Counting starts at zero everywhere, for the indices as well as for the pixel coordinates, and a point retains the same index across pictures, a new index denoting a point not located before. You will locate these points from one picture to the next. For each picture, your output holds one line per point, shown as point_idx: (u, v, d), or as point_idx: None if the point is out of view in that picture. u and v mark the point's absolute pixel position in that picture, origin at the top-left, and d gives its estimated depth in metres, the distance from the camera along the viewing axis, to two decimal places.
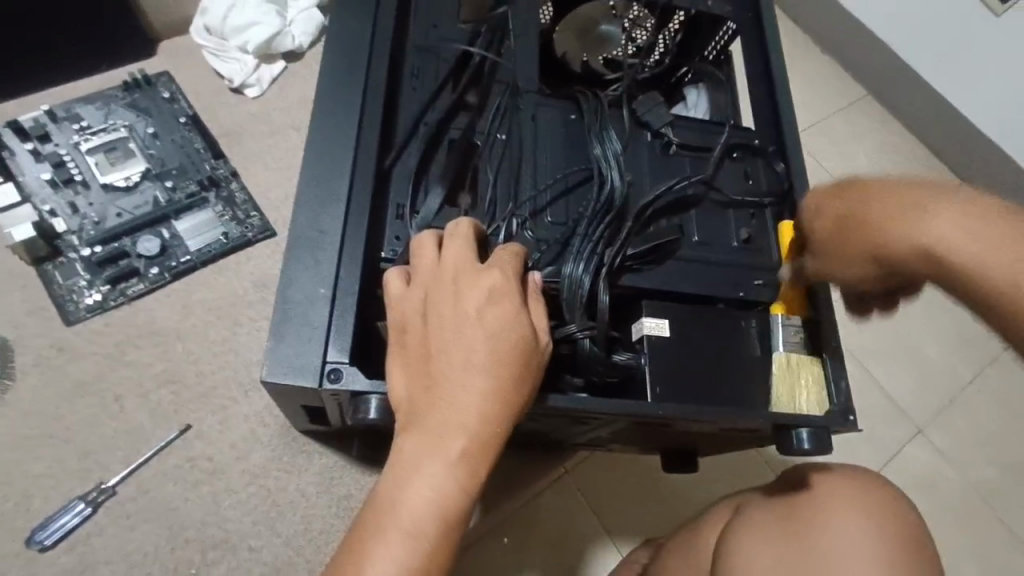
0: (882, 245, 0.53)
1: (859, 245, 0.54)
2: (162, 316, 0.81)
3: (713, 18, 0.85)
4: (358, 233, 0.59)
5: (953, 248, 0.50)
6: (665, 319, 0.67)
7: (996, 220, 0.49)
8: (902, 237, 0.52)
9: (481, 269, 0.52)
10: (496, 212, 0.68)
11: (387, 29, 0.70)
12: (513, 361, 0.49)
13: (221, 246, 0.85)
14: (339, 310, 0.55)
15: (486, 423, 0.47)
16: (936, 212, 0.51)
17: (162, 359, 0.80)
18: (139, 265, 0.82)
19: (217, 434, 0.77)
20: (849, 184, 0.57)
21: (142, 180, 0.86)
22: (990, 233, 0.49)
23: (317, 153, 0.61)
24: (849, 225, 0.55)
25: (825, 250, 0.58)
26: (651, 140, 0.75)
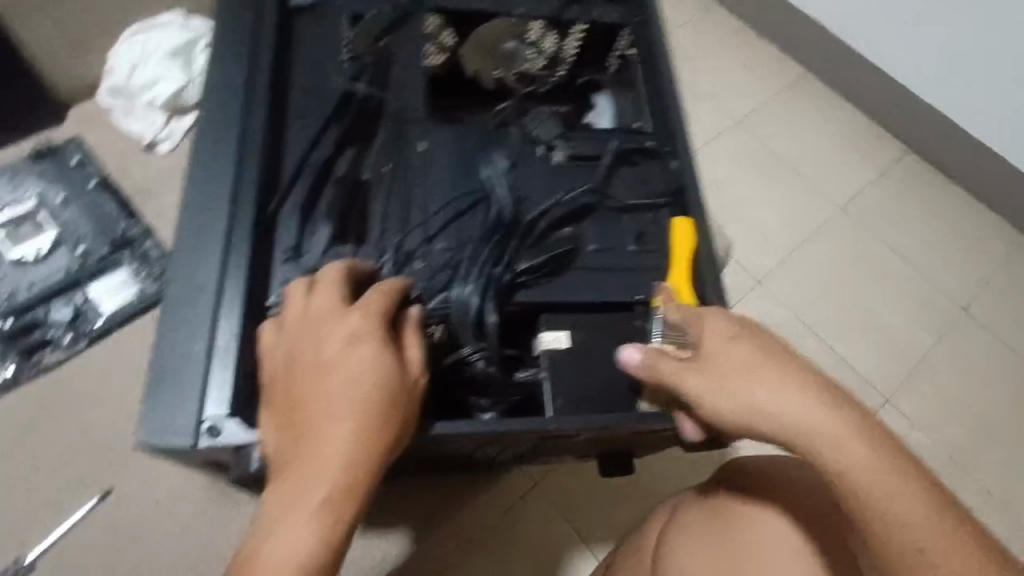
0: (784, 404, 0.47)
1: (736, 393, 0.49)
2: (79, 382, 0.82)
3: (608, 26, 0.84)
4: (235, 288, 0.59)
5: (856, 455, 0.45)
6: (563, 330, 0.68)
7: (879, 441, 0.45)
8: (808, 414, 0.46)
9: (343, 313, 0.53)
10: (386, 244, 0.67)
11: (265, 77, 0.70)
12: (374, 404, 0.50)
13: (138, 305, 0.86)
14: (216, 366, 0.56)
15: (350, 468, 0.48)
16: (831, 409, 0.46)
17: (80, 426, 0.79)
18: (54, 334, 0.83)
19: (139, 495, 0.77)
20: (745, 325, 0.53)
21: (53, 249, 0.87)
22: (871, 454, 0.44)
23: (193, 210, 0.62)
24: (758, 377, 0.48)
25: (700, 380, 0.51)
26: (543, 154, 0.75)
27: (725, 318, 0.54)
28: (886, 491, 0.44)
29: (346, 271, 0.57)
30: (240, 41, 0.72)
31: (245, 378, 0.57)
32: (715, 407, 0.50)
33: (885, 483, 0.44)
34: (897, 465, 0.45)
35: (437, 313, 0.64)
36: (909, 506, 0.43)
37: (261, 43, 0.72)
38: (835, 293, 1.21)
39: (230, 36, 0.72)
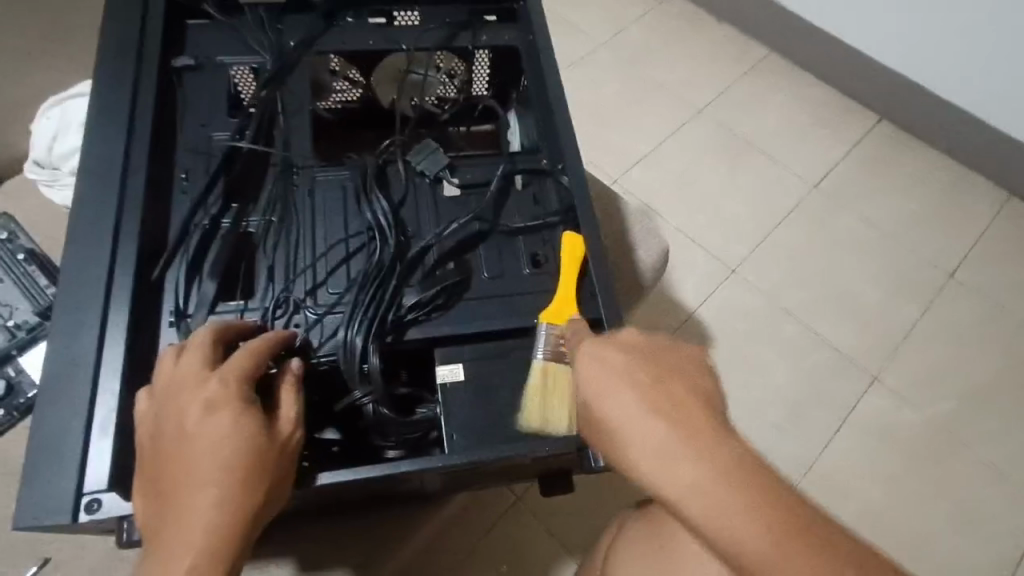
0: (640, 444, 0.49)
1: (616, 447, 0.51)
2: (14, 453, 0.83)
3: (509, 49, 0.91)
4: (115, 358, 0.60)
5: (708, 495, 0.46)
6: (458, 363, 0.67)
7: (740, 482, 0.46)
8: (660, 457, 0.48)
9: (203, 381, 0.54)
10: (273, 295, 0.68)
11: (143, 142, 0.71)
12: (236, 469, 0.50)
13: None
14: (95, 440, 0.56)
15: (210, 537, 0.48)
16: (681, 444, 0.48)
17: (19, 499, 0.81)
18: None
19: (71, 565, 0.77)
20: (622, 366, 0.53)
21: None
22: (732, 502, 0.45)
23: (70, 285, 0.63)
24: (621, 414, 0.51)
25: (592, 431, 0.53)
26: (431, 188, 0.76)
27: (601, 360, 0.54)
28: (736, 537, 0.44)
29: (212, 335, 0.58)
30: (118, 107, 0.72)
31: (126, 449, 0.58)
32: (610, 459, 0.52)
33: (735, 519, 0.44)
34: (765, 507, 0.44)
35: (324, 361, 0.65)
36: (761, 544, 0.43)
37: (138, 108, 0.73)
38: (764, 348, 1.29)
39: (107, 104, 0.73)
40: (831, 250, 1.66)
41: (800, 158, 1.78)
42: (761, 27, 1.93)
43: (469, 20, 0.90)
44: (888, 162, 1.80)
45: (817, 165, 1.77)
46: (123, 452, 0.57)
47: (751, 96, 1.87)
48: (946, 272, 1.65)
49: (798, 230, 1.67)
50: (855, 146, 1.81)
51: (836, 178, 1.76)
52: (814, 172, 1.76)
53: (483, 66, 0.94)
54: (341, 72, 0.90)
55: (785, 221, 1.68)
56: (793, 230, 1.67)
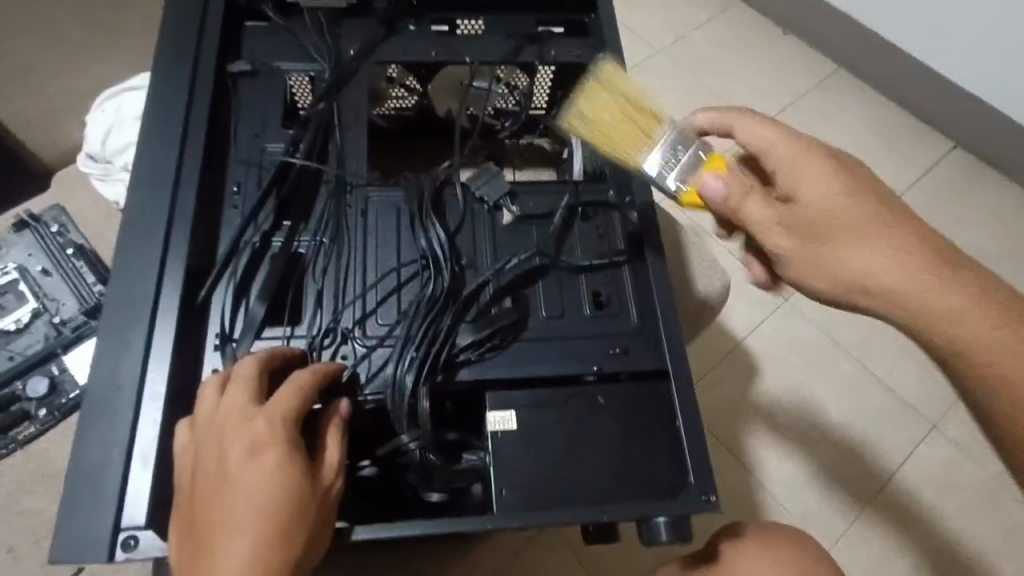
0: (867, 267, 0.57)
1: (844, 268, 0.58)
2: (55, 455, 0.83)
3: (575, 66, 0.85)
4: (158, 382, 0.58)
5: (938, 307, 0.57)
6: (511, 410, 0.63)
7: (931, 279, 0.57)
8: (888, 271, 0.57)
9: (250, 418, 0.50)
10: (321, 324, 0.65)
11: (196, 152, 0.69)
12: (275, 521, 0.47)
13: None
14: (134, 471, 0.54)
15: None
16: (901, 249, 0.57)
17: (56, 503, 0.81)
18: (30, 408, 0.84)
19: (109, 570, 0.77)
20: (829, 180, 0.58)
21: (32, 320, 0.89)
22: (963, 304, 0.57)
23: (115, 302, 0.60)
24: (839, 235, 0.57)
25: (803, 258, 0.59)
26: (490, 215, 0.71)
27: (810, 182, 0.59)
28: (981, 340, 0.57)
29: (260, 365, 0.55)
30: (173, 113, 0.70)
31: (166, 480, 0.56)
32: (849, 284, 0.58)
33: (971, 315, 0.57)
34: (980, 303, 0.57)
35: (371, 400, 0.61)
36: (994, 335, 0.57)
37: (193, 115, 0.71)
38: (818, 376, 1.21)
39: (161, 109, 0.70)
40: None
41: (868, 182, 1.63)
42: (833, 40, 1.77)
43: (536, 33, 0.85)
44: (968, 194, 1.63)
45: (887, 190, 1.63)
46: (161, 485, 0.55)
47: (820, 111, 1.71)
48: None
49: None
50: (928, 175, 1.64)
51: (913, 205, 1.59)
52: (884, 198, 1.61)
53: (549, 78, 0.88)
54: (398, 80, 0.87)
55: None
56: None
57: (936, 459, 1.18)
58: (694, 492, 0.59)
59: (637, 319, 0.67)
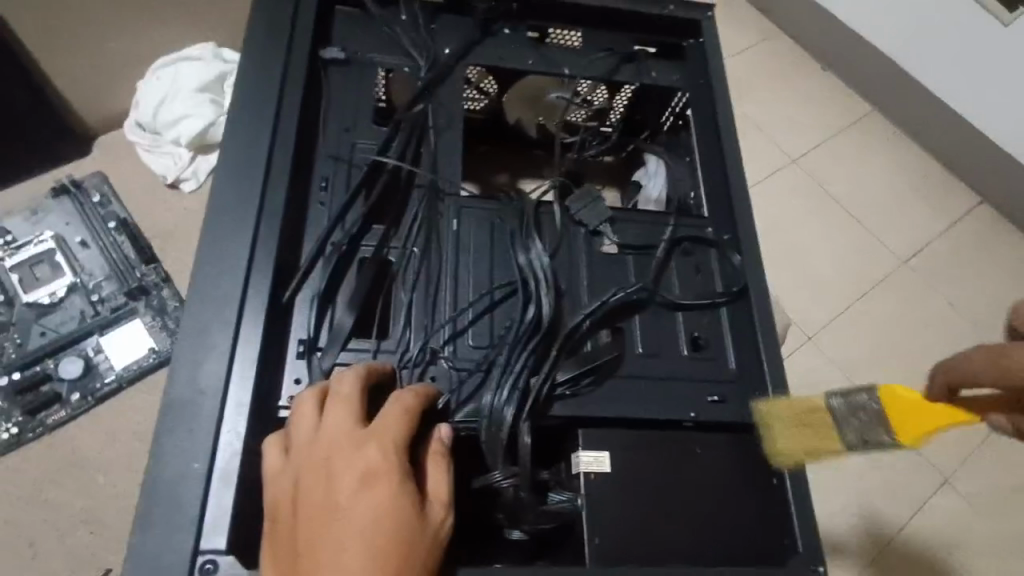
0: None
1: None
2: (84, 444, 0.83)
3: (661, 89, 0.82)
4: (243, 392, 0.53)
5: None
6: (605, 451, 0.61)
7: None
8: None
9: (359, 443, 0.48)
10: (410, 340, 0.61)
11: (287, 142, 0.64)
12: (388, 556, 0.44)
13: (151, 364, 0.86)
14: (217, 486, 0.50)
15: None
16: None
17: (82, 497, 0.80)
18: (63, 389, 0.84)
19: None
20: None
21: (67, 294, 0.88)
22: None
23: (199, 298, 0.56)
24: None
25: None
26: (588, 238, 0.69)
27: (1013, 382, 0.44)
28: None
29: (362, 385, 0.52)
30: (264, 96, 0.65)
31: (248, 495, 0.52)
32: None
33: None
34: None
35: (463, 428, 0.58)
36: None
37: (285, 101, 0.66)
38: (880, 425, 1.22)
39: (253, 91, 0.65)
40: (925, 336, 1.42)
41: (894, 227, 1.53)
42: (869, 82, 1.64)
43: (634, 51, 0.82)
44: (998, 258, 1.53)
45: (915, 236, 1.53)
46: (242, 501, 0.51)
47: (852, 153, 1.60)
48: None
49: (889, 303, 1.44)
50: (953, 227, 1.55)
51: (934, 252, 1.51)
52: (910, 243, 1.52)
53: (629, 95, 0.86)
54: (476, 83, 0.87)
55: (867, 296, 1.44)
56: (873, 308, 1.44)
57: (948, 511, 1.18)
58: (801, 561, 0.59)
59: (736, 366, 0.66)
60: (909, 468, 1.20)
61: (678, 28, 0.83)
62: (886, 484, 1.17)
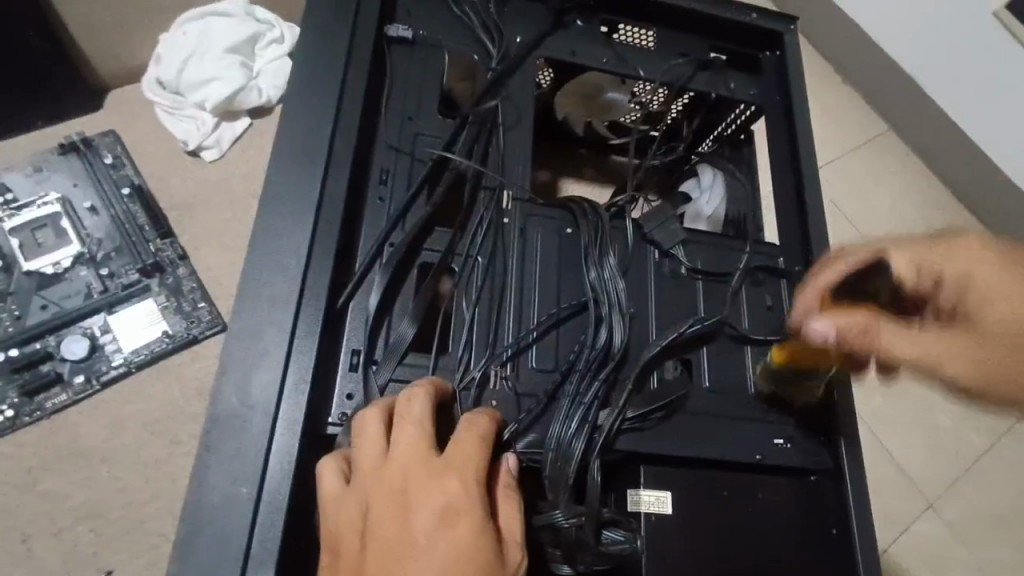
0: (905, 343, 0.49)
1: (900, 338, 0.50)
2: (87, 433, 0.81)
3: (733, 102, 0.78)
4: (297, 411, 0.48)
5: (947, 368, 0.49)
6: (667, 491, 0.57)
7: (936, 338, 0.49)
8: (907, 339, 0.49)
9: (438, 475, 0.43)
10: (471, 358, 0.56)
11: (350, 131, 0.58)
12: None
13: (163, 349, 0.84)
14: (265, 514, 0.45)
15: None
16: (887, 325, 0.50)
17: (82, 490, 0.79)
18: (64, 370, 0.83)
19: None
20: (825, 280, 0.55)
21: (73, 265, 0.86)
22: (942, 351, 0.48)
23: (251, 299, 0.51)
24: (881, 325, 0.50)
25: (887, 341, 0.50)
26: (659, 261, 0.65)
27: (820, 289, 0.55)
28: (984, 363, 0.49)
29: (434, 406, 0.47)
30: (326, 77, 0.59)
31: (295, 525, 0.47)
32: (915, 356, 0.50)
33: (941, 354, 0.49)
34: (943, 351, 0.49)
35: (526, 460, 0.54)
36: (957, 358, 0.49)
37: (349, 84, 0.60)
38: (915, 430, 1.19)
39: (313, 70, 0.60)
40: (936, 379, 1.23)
41: None
42: (879, 84, 1.34)
43: (711, 59, 0.77)
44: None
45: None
46: (291, 531, 0.47)
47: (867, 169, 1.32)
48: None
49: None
50: None
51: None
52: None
53: (686, 102, 0.82)
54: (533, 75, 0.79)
55: None
56: None
57: (931, 539, 1.12)
58: None
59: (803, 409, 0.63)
60: (929, 471, 1.17)
61: (757, 39, 0.79)
62: (901, 480, 1.15)
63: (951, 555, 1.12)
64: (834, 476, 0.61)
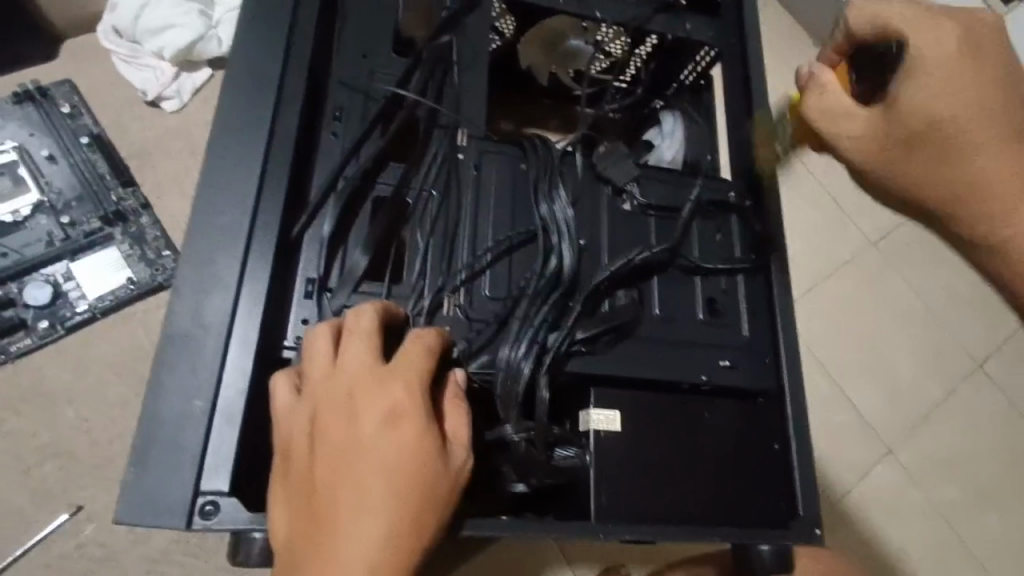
0: (925, 112, 0.49)
1: (920, 98, 0.49)
2: (52, 376, 0.82)
3: (691, 44, 0.79)
4: (247, 329, 0.50)
5: (950, 117, 0.49)
6: (616, 411, 0.59)
7: (983, 129, 0.50)
8: (944, 104, 0.49)
9: (384, 382, 0.45)
10: (424, 286, 0.58)
11: (301, 62, 0.59)
12: (412, 498, 0.42)
13: (127, 294, 0.85)
14: (218, 425, 0.47)
15: None
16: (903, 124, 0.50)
17: (48, 431, 0.80)
18: (27, 316, 0.83)
19: (110, 516, 0.79)
20: (862, 125, 0.52)
21: (33, 213, 0.86)
22: (982, 129, 0.50)
23: (203, 225, 0.52)
24: (900, 136, 0.50)
25: (897, 126, 0.50)
26: (611, 196, 0.67)
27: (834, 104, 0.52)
28: (957, 135, 0.49)
29: (382, 320, 0.48)
30: (276, 9, 0.60)
31: (247, 438, 0.49)
32: (939, 159, 0.50)
33: (980, 123, 0.50)
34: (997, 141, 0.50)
35: (477, 379, 0.56)
36: (980, 141, 0.49)
37: (300, 17, 0.60)
38: (872, 375, 1.23)
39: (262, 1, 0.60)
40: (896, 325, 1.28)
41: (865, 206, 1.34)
42: None
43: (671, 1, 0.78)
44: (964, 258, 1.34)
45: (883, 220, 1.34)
46: (244, 442, 0.48)
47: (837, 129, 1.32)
48: (1021, 412, 1.28)
49: (847, 291, 1.27)
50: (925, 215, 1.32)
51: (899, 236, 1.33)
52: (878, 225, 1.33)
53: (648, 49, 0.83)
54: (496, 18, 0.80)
55: (833, 275, 1.27)
56: (845, 283, 1.28)
57: (889, 480, 1.18)
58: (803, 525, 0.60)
59: (748, 333, 0.65)
60: (887, 414, 1.22)
61: None
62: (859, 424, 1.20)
63: (903, 495, 1.17)
64: (778, 398, 0.64)
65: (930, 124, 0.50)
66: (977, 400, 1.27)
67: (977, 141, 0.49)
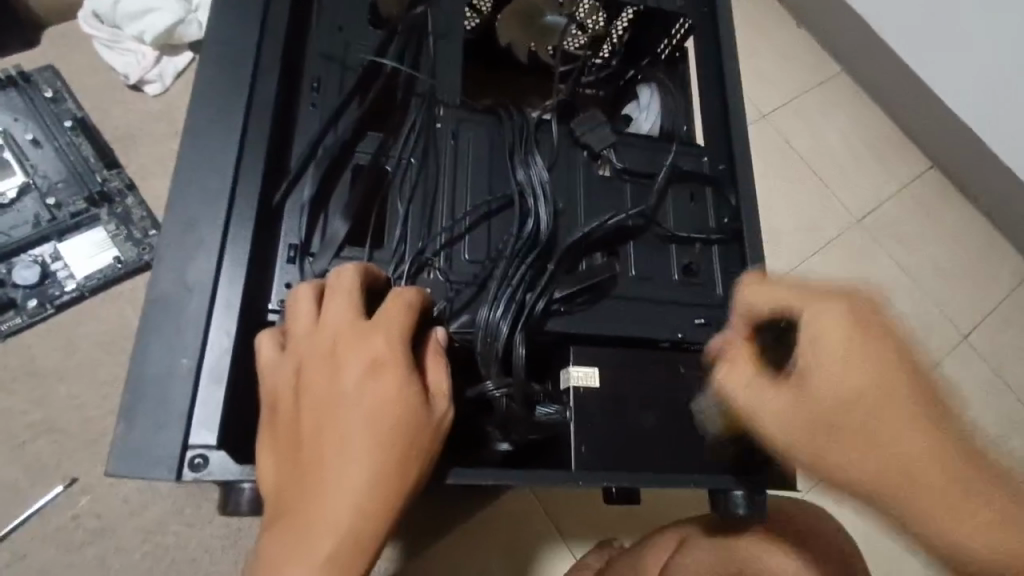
0: (838, 391, 0.42)
1: (831, 373, 0.42)
2: (43, 355, 0.84)
3: (665, 15, 0.81)
4: (230, 291, 0.51)
5: (866, 394, 0.42)
6: (595, 368, 0.60)
7: (912, 422, 0.41)
8: (859, 382, 0.42)
9: (365, 335, 0.46)
10: (404, 251, 0.60)
11: (278, 34, 0.60)
12: (395, 444, 0.44)
13: (114, 272, 0.87)
14: (205, 382, 0.48)
15: (362, 518, 0.42)
16: (821, 406, 0.43)
17: (40, 408, 0.82)
18: (17, 296, 0.84)
19: (104, 490, 0.80)
20: (781, 409, 0.44)
21: (20, 196, 0.86)
22: (910, 415, 0.41)
23: (184, 192, 0.53)
24: (820, 423, 0.43)
25: (816, 413, 0.43)
26: (587, 162, 0.69)
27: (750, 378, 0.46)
28: (885, 423, 0.41)
29: (364, 279, 0.50)
30: None
31: (234, 395, 0.51)
32: (870, 455, 0.42)
33: (906, 411, 0.41)
34: (928, 422, 0.41)
35: (458, 338, 0.58)
36: (912, 432, 0.41)
37: None
38: None
39: None
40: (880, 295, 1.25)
41: (851, 182, 1.31)
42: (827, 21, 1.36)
43: None
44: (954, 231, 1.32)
45: (866, 195, 1.31)
46: (231, 399, 0.50)
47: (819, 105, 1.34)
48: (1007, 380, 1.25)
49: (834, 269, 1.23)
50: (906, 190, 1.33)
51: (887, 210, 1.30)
52: (862, 202, 1.30)
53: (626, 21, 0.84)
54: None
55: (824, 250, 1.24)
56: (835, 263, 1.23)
57: None
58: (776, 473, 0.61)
59: (722, 293, 0.67)
60: None
61: None
62: None
63: None
64: None
65: (852, 409, 0.42)
66: (966, 373, 1.23)
67: (906, 437, 0.41)
